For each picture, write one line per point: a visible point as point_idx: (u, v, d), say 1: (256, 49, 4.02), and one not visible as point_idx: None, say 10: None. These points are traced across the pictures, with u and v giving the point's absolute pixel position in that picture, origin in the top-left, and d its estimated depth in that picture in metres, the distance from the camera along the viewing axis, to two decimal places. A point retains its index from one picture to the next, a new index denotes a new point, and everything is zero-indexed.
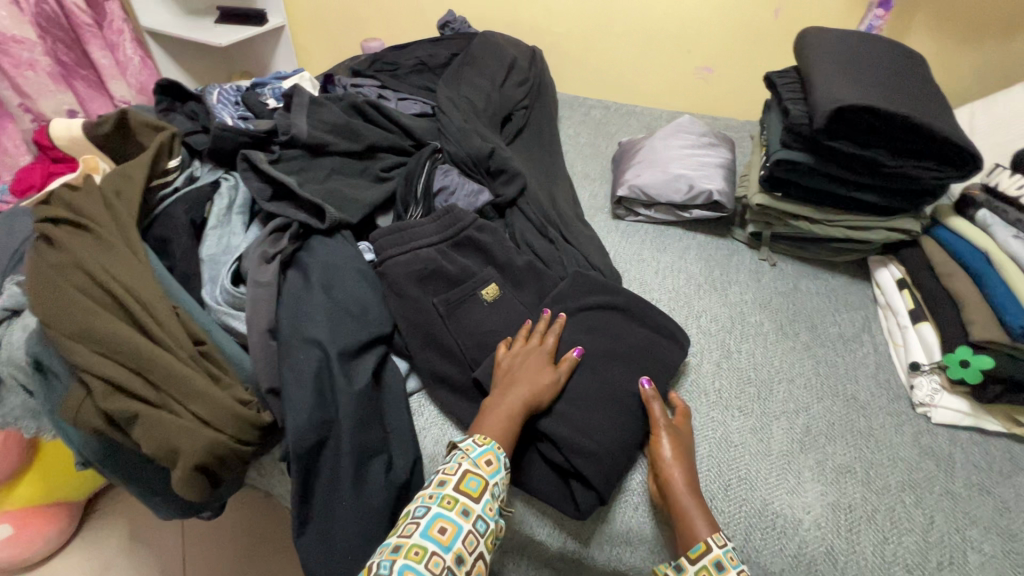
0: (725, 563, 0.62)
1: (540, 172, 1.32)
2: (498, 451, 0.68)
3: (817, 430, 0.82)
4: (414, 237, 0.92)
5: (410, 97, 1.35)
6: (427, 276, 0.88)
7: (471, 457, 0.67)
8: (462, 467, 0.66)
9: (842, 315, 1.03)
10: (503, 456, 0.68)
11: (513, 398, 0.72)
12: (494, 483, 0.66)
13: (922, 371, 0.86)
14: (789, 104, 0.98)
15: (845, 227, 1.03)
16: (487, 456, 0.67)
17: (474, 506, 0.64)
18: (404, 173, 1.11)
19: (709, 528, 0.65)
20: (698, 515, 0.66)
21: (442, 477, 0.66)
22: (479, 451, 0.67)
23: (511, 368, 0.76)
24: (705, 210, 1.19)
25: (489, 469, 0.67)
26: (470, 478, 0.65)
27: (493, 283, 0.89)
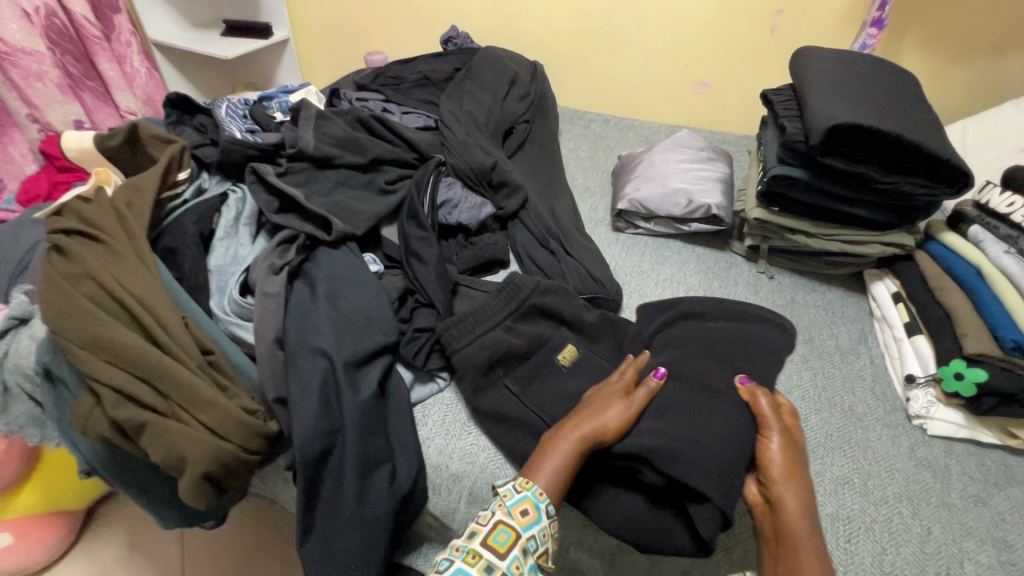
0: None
1: (542, 185, 1.34)
2: (536, 499, 0.65)
3: (816, 442, 0.83)
4: (477, 325, 0.86)
5: (414, 111, 1.37)
6: (495, 361, 0.83)
7: (506, 506, 0.65)
8: (495, 517, 0.64)
9: (839, 327, 1.04)
10: (542, 503, 0.65)
11: (569, 438, 0.69)
12: (528, 538, 0.63)
13: (917, 384, 0.87)
14: (786, 121, 1.00)
15: (840, 241, 1.05)
16: (523, 505, 0.65)
17: (498, 563, 0.61)
18: (411, 183, 1.13)
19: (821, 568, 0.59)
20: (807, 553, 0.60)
21: (473, 528, 0.64)
22: (516, 499, 0.65)
23: (587, 403, 0.74)
24: (703, 223, 1.21)
25: (523, 521, 0.63)
26: (500, 530, 0.62)
27: (568, 347, 0.86)
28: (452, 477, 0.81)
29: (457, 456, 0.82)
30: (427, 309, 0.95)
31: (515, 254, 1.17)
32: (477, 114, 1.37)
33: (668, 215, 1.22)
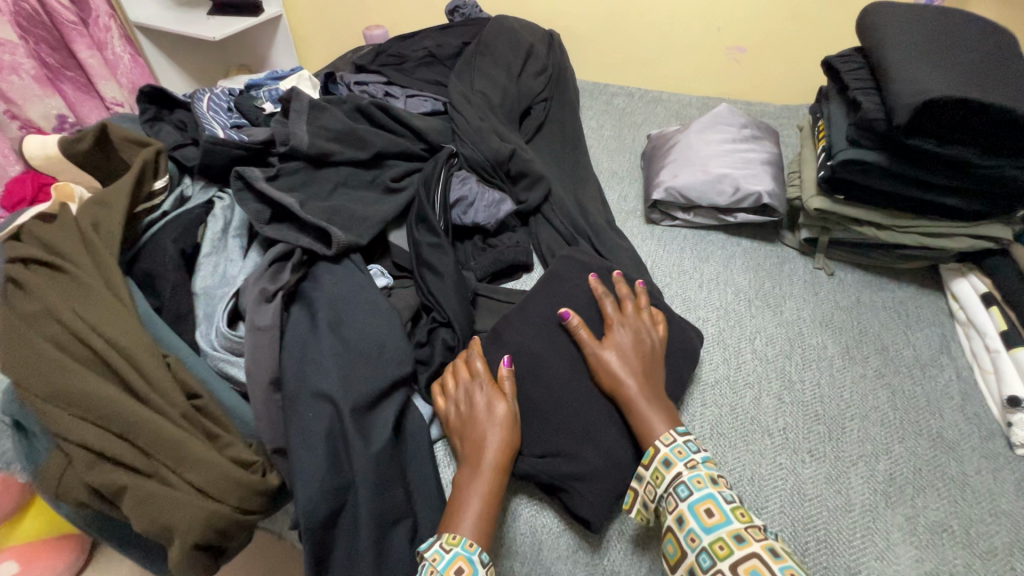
0: (672, 460, 0.63)
1: (564, 173, 1.20)
2: (468, 553, 0.58)
3: (902, 479, 0.71)
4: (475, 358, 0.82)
5: (420, 94, 1.23)
6: None
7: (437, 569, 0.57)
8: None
9: (916, 333, 0.91)
10: (476, 555, 0.58)
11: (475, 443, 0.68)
12: None
13: (1023, 408, 0.74)
14: (859, 95, 0.85)
15: (918, 234, 0.91)
16: (457, 563, 0.57)
17: None
18: (418, 180, 1.00)
19: (663, 424, 0.67)
20: (652, 413, 0.68)
21: None
22: (446, 560, 0.57)
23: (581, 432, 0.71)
24: (752, 214, 1.07)
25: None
26: None
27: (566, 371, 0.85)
28: None
29: None
30: (446, 329, 0.83)
31: (539, 255, 1.05)
32: (491, 95, 1.22)
33: (712, 204, 1.07)
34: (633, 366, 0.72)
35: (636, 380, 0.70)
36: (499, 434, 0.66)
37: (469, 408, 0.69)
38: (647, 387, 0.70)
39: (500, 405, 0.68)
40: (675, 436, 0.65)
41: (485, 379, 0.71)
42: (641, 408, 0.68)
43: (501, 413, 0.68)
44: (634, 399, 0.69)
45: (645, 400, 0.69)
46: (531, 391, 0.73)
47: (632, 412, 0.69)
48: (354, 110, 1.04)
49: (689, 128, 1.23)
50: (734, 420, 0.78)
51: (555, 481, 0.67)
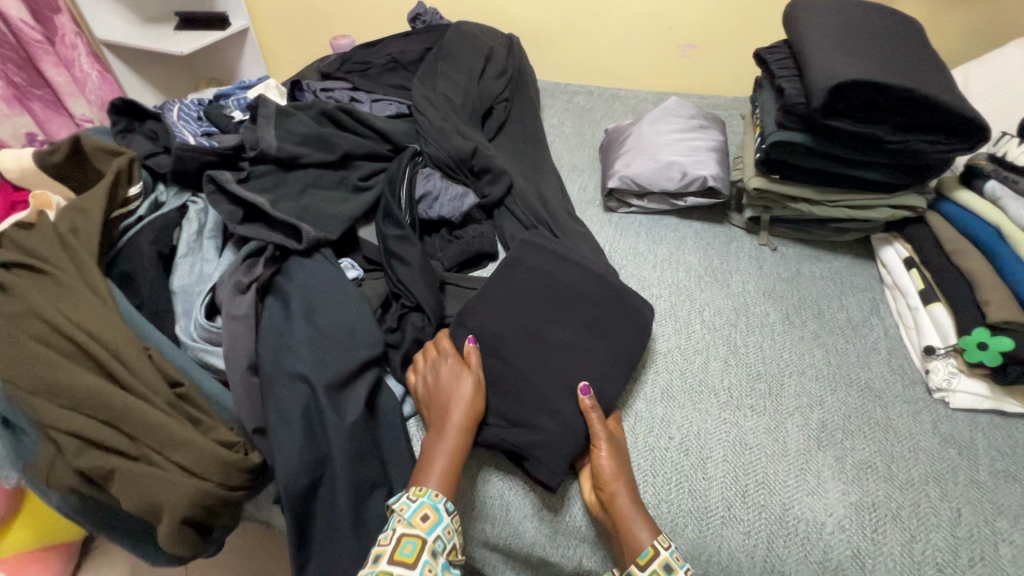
0: (673, 567, 0.62)
1: (526, 168, 1.27)
2: (434, 502, 0.65)
3: (834, 425, 0.79)
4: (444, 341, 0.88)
5: (386, 98, 1.29)
6: None
7: (405, 517, 0.63)
8: (396, 532, 0.62)
9: (849, 298, 0.99)
10: (441, 504, 0.65)
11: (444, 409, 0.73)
12: (434, 540, 0.63)
13: (938, 355, 0.82)
14: (784, 83, 0.93)
15: (846, 207, 0.99)
16: (423, 510, 0.64)
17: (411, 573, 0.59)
18: (384, 178, 1.06)
19: (651, 532, 0.64)
20: (638, 523, 0.64)
21: (376, 552, 0.61)
22: (413, 509, 0.64)
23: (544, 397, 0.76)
24: (699, 197, 1.15)
25: (426, 526, 0.63)
26: (404, 542, 0.61)
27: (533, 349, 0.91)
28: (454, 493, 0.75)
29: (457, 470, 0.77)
30: (415, 313, 0.89)
31: (503, 245, 1.11)
32: (452, 97, 1.28)
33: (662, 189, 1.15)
34: (626, 469, 0.70)
35: (624, 481, 0.68)
36: (464, 400, 0.73)
37: (439, 378, 0.76)
38: (627, 490, 0.68)
39: (467, 377, 0.75)
40: (661, 549, 0.63)
41: (451, 355, 0.78)
42: (628, 509, 0.66)
43: (465, 385, 0.74)
44: (624, 501, 0.66)
45: (635, 502, 0.67)
46: (494, 365, 0.79)
47: (615, 514, 0.66)
48: (320, 115, 1.09)
49: (641, 121, 1.30)
50: (682, 382, 0.85)
51: (518, 444, 0.73)
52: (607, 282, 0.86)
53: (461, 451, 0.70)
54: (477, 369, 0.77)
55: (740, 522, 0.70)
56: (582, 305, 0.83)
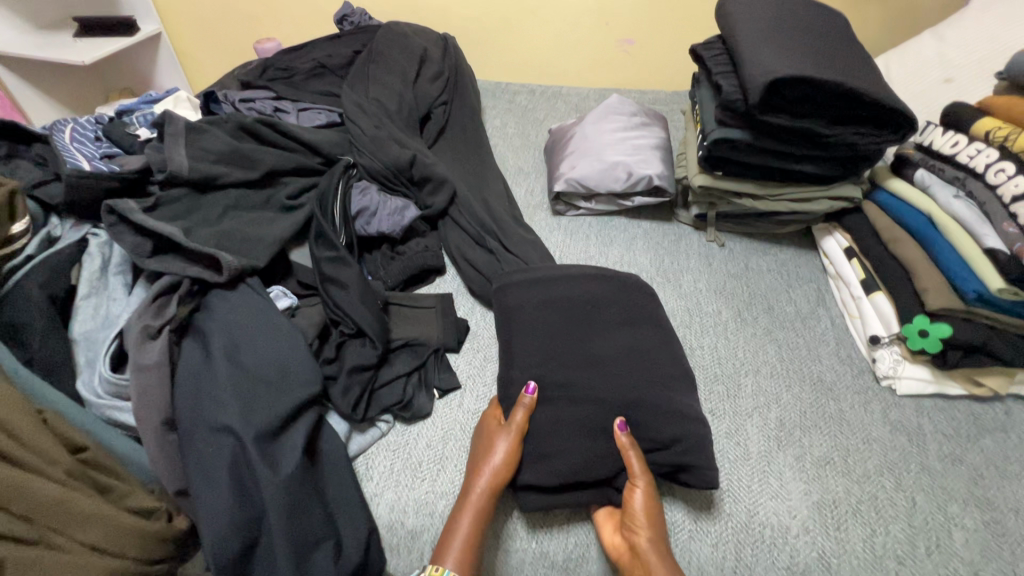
0: None
1: (468, 174, 1.22)
2: None
3: (791, 423, 0.79)
4: (390, 368, 0.82)
5: (314, 107, 1.20)
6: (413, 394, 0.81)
7: None
8: None
9: (796, 291, 1.00)
10: None
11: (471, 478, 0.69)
12: None
13: (882, 344, 0.84)
14: (719, 79, 0.92)
15: (788, 201, 1.00)
16: None
17: None
18: (315, 196, 0.98)
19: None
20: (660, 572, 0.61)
21: None
22: None
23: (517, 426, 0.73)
24: (646, 196, 1.14)
25: None
26: None
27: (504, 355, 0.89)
28: (410, 533, 0.70)
29: (412, 509, 0.71)
30: (356, 340, 0.83)
31: (450, 257, 1.06)
32: (386, 102, 1.21)
33: (609, 190, 1.12)
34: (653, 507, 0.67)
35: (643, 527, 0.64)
36: (493, 467, 0.68)
37: (483, 441, 0.73)
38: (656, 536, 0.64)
39: (499, 444, 0.71)
40: None
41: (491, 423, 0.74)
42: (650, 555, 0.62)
43: (497, 452, 0.70)
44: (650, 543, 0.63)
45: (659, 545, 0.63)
46: None
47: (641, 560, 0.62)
48: (237, 129, 1.00)
49: (582, 121, 1.28)
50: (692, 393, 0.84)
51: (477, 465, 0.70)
52: (620, 289, 0.88)
53: (484, 523, 0.66)
54: (515, 432, 0.71)
55: (707, 535, 0.68)
56: (583, 319, 0.83)
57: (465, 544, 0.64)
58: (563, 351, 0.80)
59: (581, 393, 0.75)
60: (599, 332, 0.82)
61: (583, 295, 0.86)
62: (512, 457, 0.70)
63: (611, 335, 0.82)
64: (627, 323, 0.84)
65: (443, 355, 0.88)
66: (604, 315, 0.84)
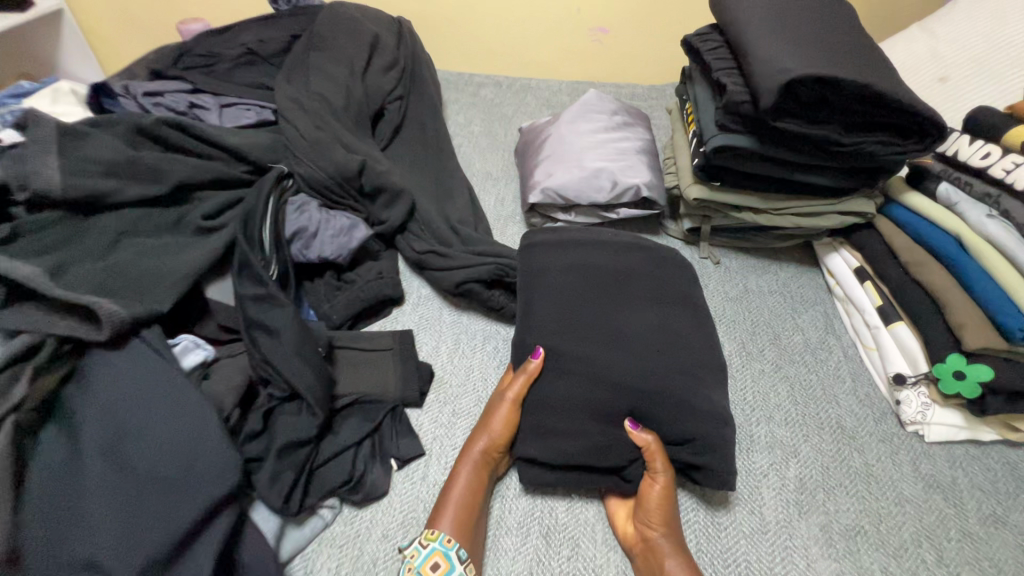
0: None
1: (429, 181, 1.05)
2: (445, 548, 0.57)
3: (813, 482, 0.68)
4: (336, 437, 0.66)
5: (239, 103, 1.00)
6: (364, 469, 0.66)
7: (415, 566, 0.57)
8: None
9: (802, 317, 0.89)
10: (453, 551, 0.57)
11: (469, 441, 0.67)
12: None
13: (908, 385, 0.73)
14: (722, 76, 0.79)
15: (792, 216, 0.89)
16: (434, 559, 0.57)
17: None
18: (238, 215, 0.80)
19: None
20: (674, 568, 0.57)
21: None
22: (423, 557, 0.57)
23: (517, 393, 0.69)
24: (633, 208, 1.00)
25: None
26: None
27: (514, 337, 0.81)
28: None
29: None
30: (290, 403, 0.66)
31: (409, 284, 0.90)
32: (328, 95, 1.02)
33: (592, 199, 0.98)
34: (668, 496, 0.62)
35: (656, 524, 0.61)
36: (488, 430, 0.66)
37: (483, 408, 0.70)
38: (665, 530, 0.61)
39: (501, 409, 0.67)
40: None
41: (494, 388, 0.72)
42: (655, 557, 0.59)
43: (498, 416, 0.67)
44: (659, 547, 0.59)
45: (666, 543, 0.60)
46: None
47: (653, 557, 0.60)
48: (133, 131, 0.80)
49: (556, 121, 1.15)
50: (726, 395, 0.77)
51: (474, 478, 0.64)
52: (653, 261, 0.81)
53: (483, 486, 0.64)
54: (515, 394, 0.68)
55: None
56: (613, 293, 0.76)
57: (462, 502, 0.62)
58: (580, 324, 0.72)
59: (594, 377, 0.68)
60: (628, 320, 0.73)
61: (614, 263, 0.79)
62: (512, 421, 0.67)
63: (642, 320, 0.73)
64: (658, 299, 0.76)
65: (401, 414, 0.72)
66: (634, 289, 0.76)
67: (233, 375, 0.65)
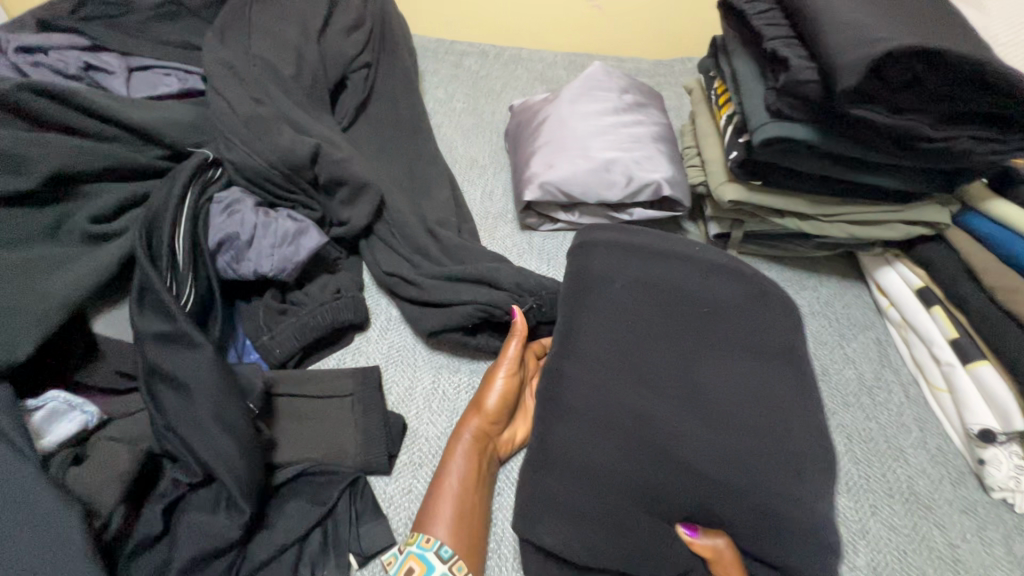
0: None
1: (401, 171, 0.86)
2: (422, 551, 0.49)
3: (889, 573, 0.54)
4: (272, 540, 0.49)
5: (155, 66, 0.78)
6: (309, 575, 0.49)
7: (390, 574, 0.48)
8: None
9: (852, 345, 0.75)
10: (430, 552, 0.49)
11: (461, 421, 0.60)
12: None
13: (996, 442, 0.60)
14: (778, 48, 0.61)
15: (845, 223, 0.73)
16: (409, 564, 0.49)
17: None
18: (141, 217, 0.60)
19: None
20: None
21: None
22: (399, 562, 0.49)
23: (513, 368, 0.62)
24: (650, 209, 0.83)
25: None
26: None
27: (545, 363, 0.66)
28: None
29: None
30: (205, 487, 0.48)
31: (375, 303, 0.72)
32: (271, 60, 0.80)
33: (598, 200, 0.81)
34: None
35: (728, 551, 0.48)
36: (479, 406, 0.60)
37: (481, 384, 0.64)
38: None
39: (495, 380, 0.62)
40: None
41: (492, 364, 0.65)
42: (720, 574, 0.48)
43: (492, 391, 0.61)
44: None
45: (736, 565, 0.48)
46: None
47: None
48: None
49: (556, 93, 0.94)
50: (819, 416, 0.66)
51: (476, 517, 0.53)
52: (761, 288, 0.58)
53: (480, 469, 0.56)
54: (506, 362, 0.62)
55: None
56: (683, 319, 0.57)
57: (459, 488, 0.54)
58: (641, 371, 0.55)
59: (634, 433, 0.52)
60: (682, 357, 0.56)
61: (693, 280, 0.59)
62: (507, 395, 0.61)
63: (705, 355, 0.56)
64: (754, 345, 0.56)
65: (364, 486, 0.55)
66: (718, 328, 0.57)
67: (119, 453, 0.47)
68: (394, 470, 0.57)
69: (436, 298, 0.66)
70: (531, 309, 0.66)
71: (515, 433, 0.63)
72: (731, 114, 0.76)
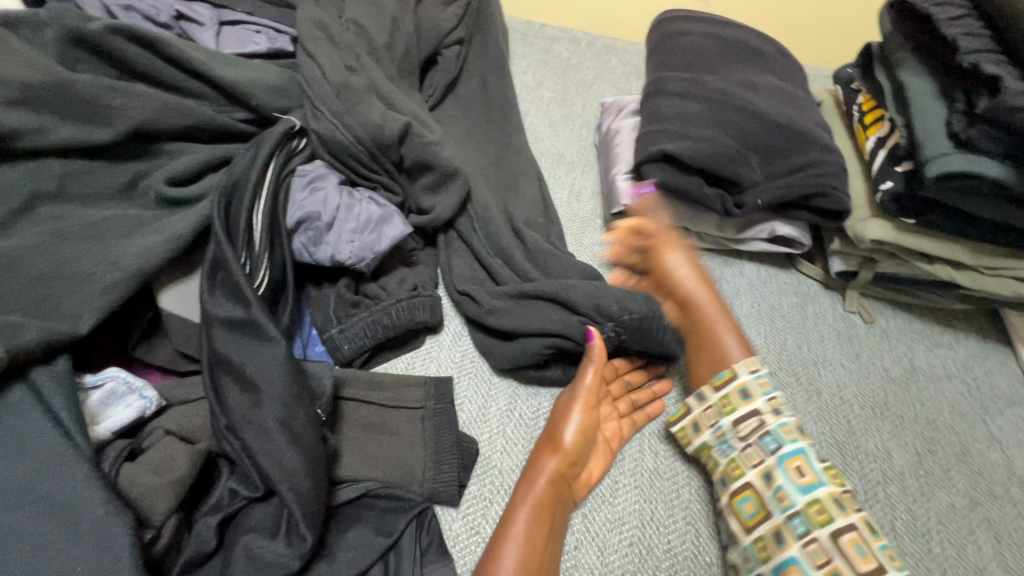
0: None
1: (488, 160, 0.78)
2: None
3: None
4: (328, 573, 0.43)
5: (247, 22, 0.73)
6: None
7: None
8: None
9: (998, 421, 0.63)
10: None
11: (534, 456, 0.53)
12: None
13: None
14: (982, 63, 0.50)
15: (1007, 278, 0.63)
16: None
17: None
18: (222, 184, 0.55)
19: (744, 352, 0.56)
20: (725, 332, 0.57)
21: None
22: None
23: (593, 401, 0.54)
24: (768, 245, 0.74)
25: None
26: None
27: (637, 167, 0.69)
28: None
29: None
30: (264, 503, 0.42)
31: (451, 303, 0.65)
32: (365, 25, 0.74)
33: (719, 194, 0.67)
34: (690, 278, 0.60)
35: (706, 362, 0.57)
36: (556, 441, 0.52)
37: (557, 412, 0.55)
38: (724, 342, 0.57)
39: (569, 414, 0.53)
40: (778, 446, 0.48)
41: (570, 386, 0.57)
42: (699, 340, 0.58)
43: (569, 424, 0.52)
44: (701, 295, 0.60)
45: (715, 300, 0.60)
46: None
47: (700, 328, 0.59)
48: (72, 44, 0.53)
49: (669, 33, 0.82)
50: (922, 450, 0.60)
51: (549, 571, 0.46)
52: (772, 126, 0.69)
53: (553, 521, 0.48)
54: (584, 392, 0.54)
55: None
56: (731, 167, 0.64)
57: (526, 543, 0.46)
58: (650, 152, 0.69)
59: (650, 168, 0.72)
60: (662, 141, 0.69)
61: (717, 144, 0.67)
62: (587, 432, 0.52)
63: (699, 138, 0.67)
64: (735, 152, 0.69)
65: (432, 519, 0.48)
66: (713, 147, 0.67)
67: (175, 453, 0.41)
68: (462, 501, 0.51)
69: (523, 310, 0.59)
70: (610, 336, 0.57)
71: (595, 470, 0.55)
72: (882, 135, 0.66)
